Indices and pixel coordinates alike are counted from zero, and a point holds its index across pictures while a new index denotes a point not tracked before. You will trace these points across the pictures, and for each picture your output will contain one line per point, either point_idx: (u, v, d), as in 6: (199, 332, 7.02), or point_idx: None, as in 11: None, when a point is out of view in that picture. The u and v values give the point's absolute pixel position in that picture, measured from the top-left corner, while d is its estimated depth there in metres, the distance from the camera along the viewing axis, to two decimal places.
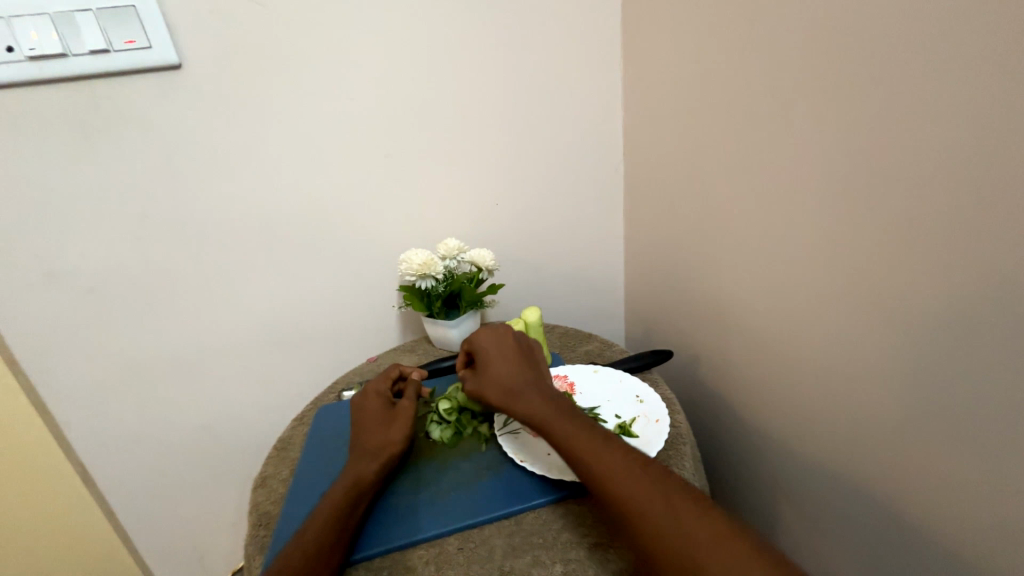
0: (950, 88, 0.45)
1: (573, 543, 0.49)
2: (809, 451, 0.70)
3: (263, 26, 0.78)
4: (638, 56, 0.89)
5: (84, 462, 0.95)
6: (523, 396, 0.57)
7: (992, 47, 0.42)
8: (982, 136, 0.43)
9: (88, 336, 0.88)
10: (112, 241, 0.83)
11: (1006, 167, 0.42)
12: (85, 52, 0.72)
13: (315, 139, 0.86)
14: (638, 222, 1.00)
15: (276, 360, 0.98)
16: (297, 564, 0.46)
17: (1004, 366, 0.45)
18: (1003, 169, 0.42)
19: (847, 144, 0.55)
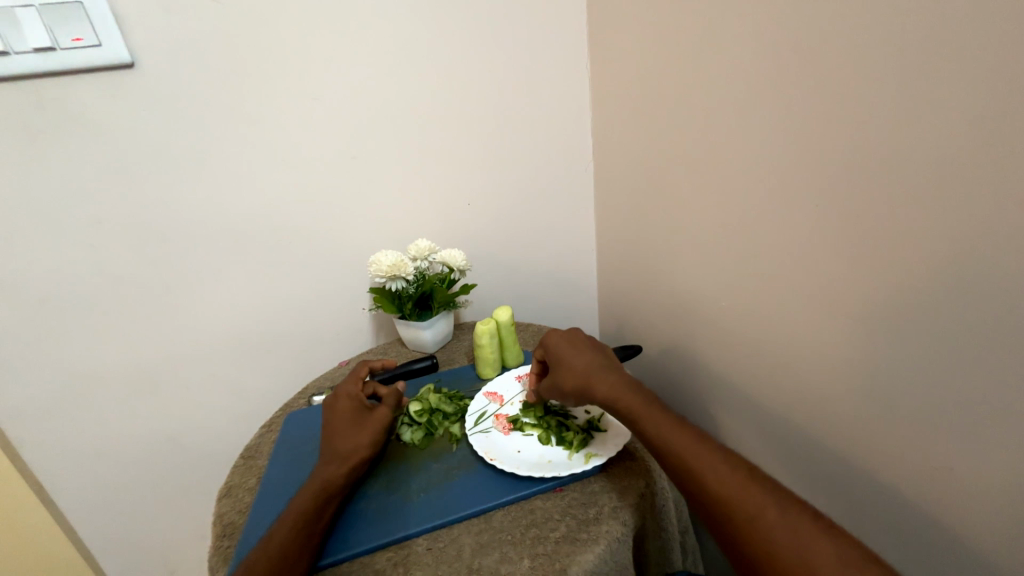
0: (879, 91, 0.46)
1: (542, 537, 0.50)
2: (766, 443, 0.71)
3: (223, 24, 0.76)
4: (603, 56, 0.90)
5: (39, 480, 0.90)
6: (604, 380, 0.58)
7: (915, 51, 0.43)
8: (908, 137, 0.44)
9: (41, 347, 0.84)
10: (65, 247, 0.80)
11: (930, 167, 0.43)
12: (29, 50, 0.69)
13: (281, 139, 0.84)
14: (608, 220, 1.02)
15: (245, 366, 0.96)
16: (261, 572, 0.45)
17: (933, 359, 0.47)
18: (928, 169, 0.43)
19: (790, 144, 0.56)
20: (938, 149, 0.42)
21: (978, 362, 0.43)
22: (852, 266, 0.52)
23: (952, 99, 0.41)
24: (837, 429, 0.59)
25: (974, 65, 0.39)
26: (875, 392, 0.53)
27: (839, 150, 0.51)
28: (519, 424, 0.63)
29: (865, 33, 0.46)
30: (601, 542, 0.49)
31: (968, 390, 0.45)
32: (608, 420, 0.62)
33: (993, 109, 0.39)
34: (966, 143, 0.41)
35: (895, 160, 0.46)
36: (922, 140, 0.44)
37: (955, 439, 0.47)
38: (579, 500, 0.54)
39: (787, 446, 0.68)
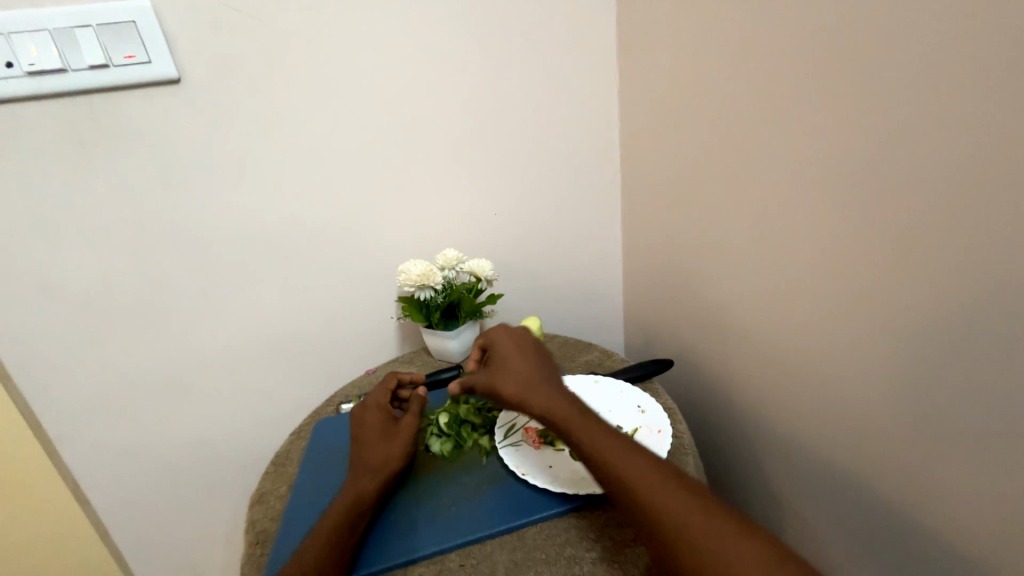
0: (953, 99, 0.45)
1: (577, 557, 0.48)
2: (812, 459, 0.69)
3: (263, 41, 0.79)
4: (633, 67, 0.90)
5: (79, 479, 0.93)
6: (540, 387, 0.56)
7: (994, 56, 0.42)
8: (989, 140, 0.43)
9: (86, 350, 0.87)
10: (111, 254, 0.83)
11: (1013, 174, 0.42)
12: (84, 67, 0.73)
13: (315, 150, 0.86)
14: (635, 231, 1.01)
15: (274, 372, 0.97)
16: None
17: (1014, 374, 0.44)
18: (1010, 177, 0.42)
19: (845, 153, 0.55)
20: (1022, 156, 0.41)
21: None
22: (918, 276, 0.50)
23: None
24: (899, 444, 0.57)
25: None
26: (947, 406, 0.52)
27: (902, 157, 0.50)
28: (550, 439, 0.61)
29: (934, 43, 0.46)
30: (640, 565, 0.47)
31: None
32: (642, 437, 0.61)
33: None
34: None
35: (974, 167, 0.45)
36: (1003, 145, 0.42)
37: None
38: (614, 520, 0.52)
39: (838, 463, 0.65)
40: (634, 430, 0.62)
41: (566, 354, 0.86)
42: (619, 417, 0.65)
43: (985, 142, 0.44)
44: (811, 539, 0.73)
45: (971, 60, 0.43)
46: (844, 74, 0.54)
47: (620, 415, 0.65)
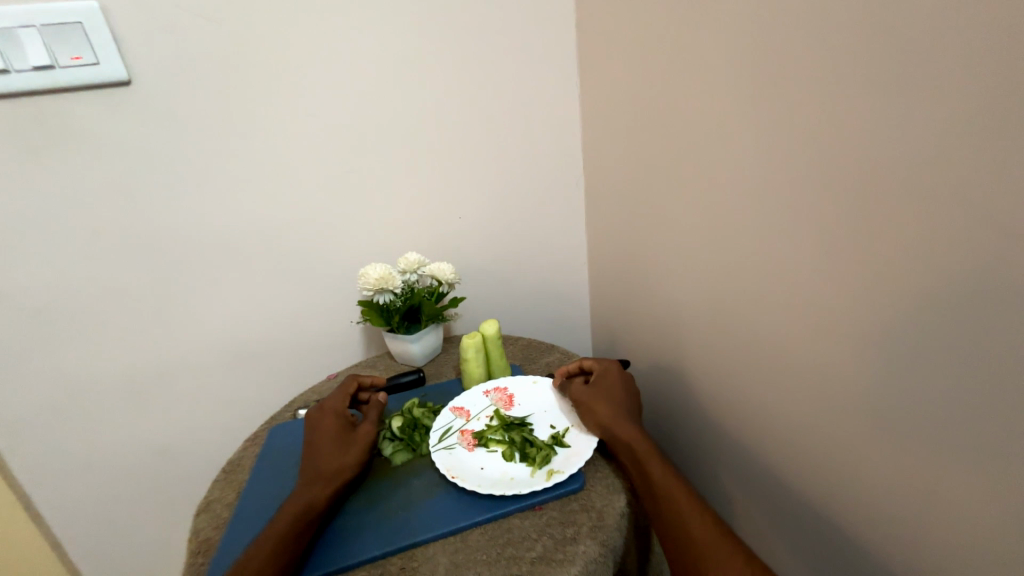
0: (855, 106, 0.47)
1: (517, 557, 0.49)
2: (757, 456, 0.71)
3: (221, 44, 0.78)
4: (592, 74, 0.92)
5: (28, 492, 0.90)
6: (627, 418, 0.61)
7: (892, 64, 0.43)
8: (891, 147, 0.45)
9: (33, 359, 0.84)
10: (60, 259, 0.81)
11: (907, 177, 0.44)
12: (28, 68, 0.71)
13: (275, 154, 0.85)
14: (598, 234, 1.03)
15: (236, 378, 0.96)
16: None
17: (930, 373, 0.46)
18: (909, 181, 0.44)
19: (772, 157, 0.57)
20: (916, 161, 0.43)
21: (986, 384, 0.42)
22: (842, 277, 0.52)
23: (941, 116, 0.41)
24: (829, 442, 0.58)
25: (964, 85, 0.39)
26: (866, 404, 0.52)
27: (821, 164, 0.51)
28: (484, 440, 0.62)
29: (839, 52, 0.47)
30: (577, 563, 0.48)
31: (978, 412, 0.43)
32: (573, 436, 0.63)
33: (997, 128, 0.38)
34: (961, 157, 0.40)
35: (879, 172, 0.46)
36: (904, 150, 0.44)
37: (946, 451, 0.46)
38: (557, 519, 0.53)
39: (780, 460, 0.67)
40: (565, 430, 0.64)
41: (528, 356, 0.87)
42: (554, 416, 0.66)
43: (887, 148, 0.45)
44: (761, 535, 0.74)
45: (872, 70, 0.45)
46: (771, 82, 0.55)
47: (554, 415, 0.67)
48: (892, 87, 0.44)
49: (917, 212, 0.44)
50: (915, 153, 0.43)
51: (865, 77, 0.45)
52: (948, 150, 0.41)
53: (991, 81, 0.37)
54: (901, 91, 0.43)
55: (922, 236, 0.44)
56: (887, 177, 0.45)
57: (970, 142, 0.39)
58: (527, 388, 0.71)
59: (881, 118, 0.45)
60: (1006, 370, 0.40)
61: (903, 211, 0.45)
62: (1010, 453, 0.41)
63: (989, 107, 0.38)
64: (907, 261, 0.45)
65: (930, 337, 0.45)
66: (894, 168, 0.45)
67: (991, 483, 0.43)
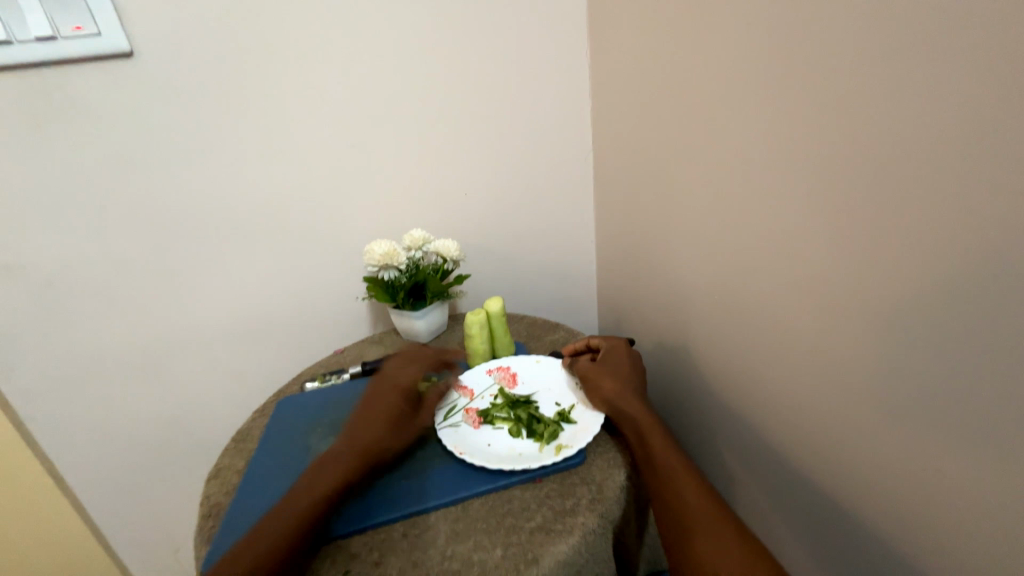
0: (870, 72, 0.44)
1: (516, 527, 0.50)
2: (760, 437, 0.70)
3: (221, 13, 0.76)
4: (602, 44, 0.88)
5: (52, 458, 0.94)
6: (633, 395, 0.61)
7: (911, 25, 0.40)
8: (903, 117, 0.42)
9: (50, 331, 0.86)
10: (72, 234, 0.82)
11: (920, 150, 0.41)
12: (31, 39, 0.70)
13: (279, 128, 0.84)
14: (606, 212, 1.01)
15: (246, 352, 0.98)
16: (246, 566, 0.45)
17: (934, 356, 0.44)
18: (921, 154, 0.41)
19: (783, 129, 0.54)
20: (926, 133, 0.40)
21: (989, 370, 0.40)
22: (849, 256, 0.50)
23: (959, 81, 0.38)
24: (831, 424, 0.57)
25: (983, 50, 0.36)
26: (868, 387, 0.51)
27: (832, 136, 0.49)
28: (489, 418, 0.63)
29: (855, 15, 0.44)
30: (575, 534, 0.49)
31: (981, 398, 0.41)
32: (579, 412, 0.63)
33: (1016, 96, 0.35)
34: (977, 128, 0.37)
35: (890, 144, 0.43)
36: (917, 120, 0.41)
37: (945, 437, 0.45)
38: (556, 491, 0.53)
39: (782, 441, 0.66)
40: (571, 407, 0.64)
41: (533, 334, 0.87)
42: (559, 394, 0.67)
43: (899, 118, 0.42)
44: (760, 514, 0.74)
45: (889, 32, 0.42)
46: (784, 48, 0.52)
47: (559, 392, 0.67)
48: (909, 51, 0.40)
49: (927, 187, 0.41)
50: (928, 123, 0.40)
51: (882, 40, 0.42)
52: (962, 121, 0.38)
53: (1011, 44, 0.34)
54: (918, 56, 0.40)
55: (931, 213, 0.41)
56: (898, 150, 0.43)
57: (984, 113, 0.37)
58: (531, 367, 0.72)
59: (895, 86, 0.42)
60: (1011, 357, 0.38)
61: (913, 186, 0.42)
62: (1012, 442, 0.40)
63: (1007, 74, 0.35)
64: (915, 239, 0.43)
65: (935, 320, 0.43)
66: (906, 140, 0.42)
67: (992, 472, 0.42)
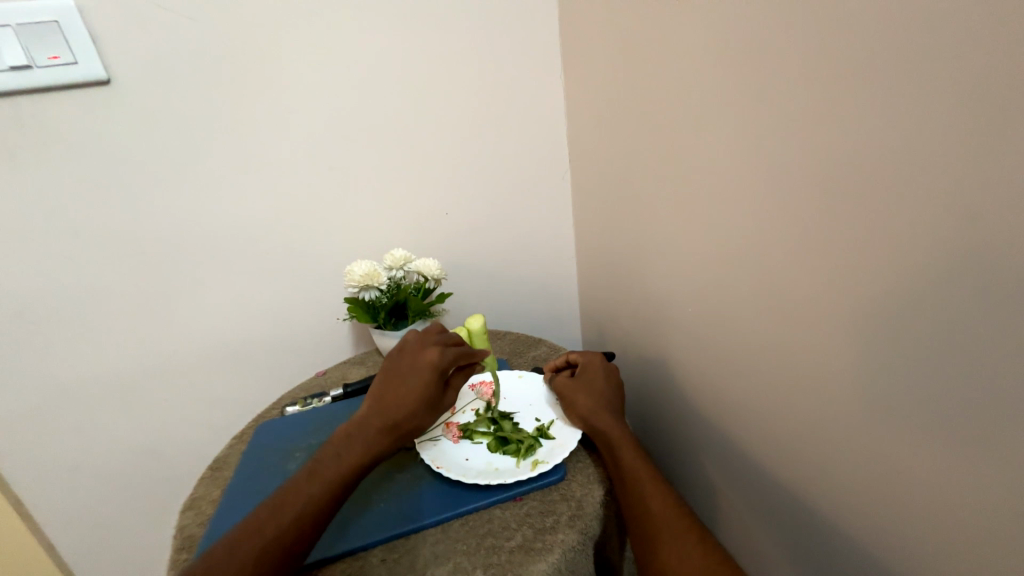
0: (825, 96, 0.48)
1: (496, 547, 0.50)
2: (740, 446, 0.71)
3: (201, 43, 0.78)
4: (576, 69, 0.92)
5: (18, 494, 0.90)
6: (608, 410, 0.62)
7: (857, 55, 0.44)
8: (857, 136, 0.45)
9: (19, 361, 0.84)
10: (44, 261, 0.81)
11: (872, 167, 0.45)
12: (5, 68, 0.70)
13: (260, 152, 0.85)
14: (585, 228, 1.03)
15: (225, 376, 0.96)
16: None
17: (898, 359, 0.47)
18: (874, 170, 0.45)
19: (750, 149, 0.58)
20: (880, 152, 0.43)
21: (948, 372, 0.43)
22: (816, 266, 0.52)
23: (901, 106, 0.41)
24: (806, 430, 0.59)
25: (922, 77, 0.39)
26: (839, 392, 0.53)
27: (797, 154, 0.52)
28: (469, 433, 0.64)
29: (808, 45, 0.48)
30: (555, 551, 0.49)
31: (942, 400, 0.44)
32: (557, 427, 0.63)
33: (950, 118, 0.38)
34: (920, 147, 0.41)
35: (848, 162, 0.47)
36: (869, 139, 0.44)
37: (912, 439, 0.47)
38: (538, 509, 0.54)
39: (761, 449, 0.67)
40: (550, 422, 0.65)
41: (515, 350, 0.88)
42: (539, 409, 0.67)
43: (854, 138, 0.46)
44: (744, 523, 0.75)
45: (838, 62, 0.45)
46: (749, 74, 0.56)
47: (540, 407, 0.67)
48: (857, 78, 0.44)
49: (880, 201, 0.45)
50: (878, 142, 0.44)
51: (833, 68, 0.46)
52: (906, 142, 0.41)
53: (947, 72, 0.38)
54: (864, 82, 0.44)
55: (885, 224, 0.44)
56: (853, 167, 0.46)
57: (928, 134, 0.40)
58: (513, 382, 0.72)
59: (848, 109, 0.46)
60: (967, 359, 0.41)
61: (869, 200, 0.46)
62: (974, 441, 0.42)
63: (944, 100, 0.38)
64: (874, 249, 0.46)
65: (896, 324, 0.46)
66: (860, 158, 0.45)
67: (956, 471, 0.44)
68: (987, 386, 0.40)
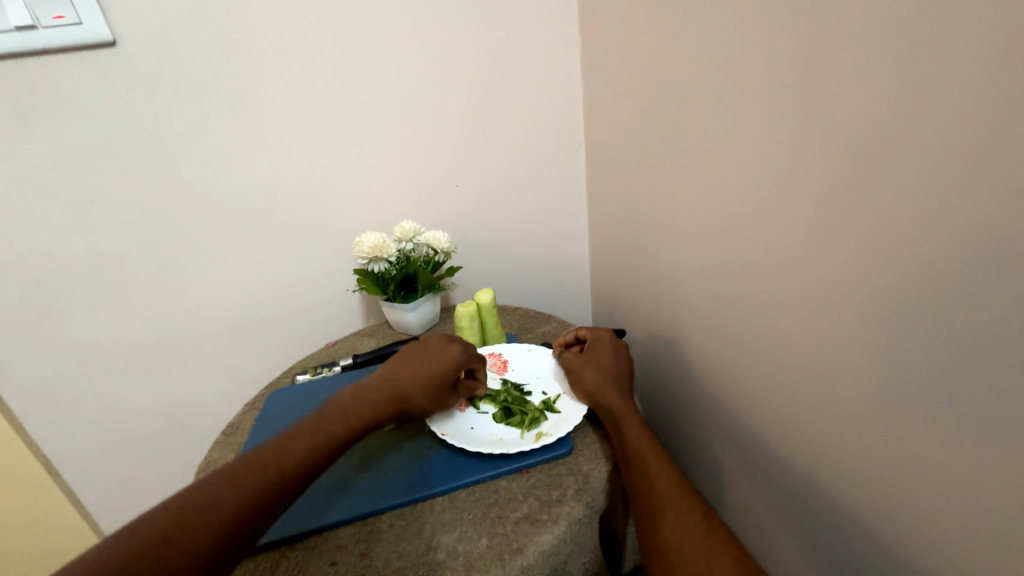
0: (851, 60, 0.43)
1: (501, 518, 0.50)
2: (748, 428, 0.70)
3: (204, 2, 0.75)
4: (593, 33, 0.87)
5: (46, 451, 0.95)
6: (615, 387, 0.61)
7: (890, 13, 0.39)
8: (883, 107, 0.41)
9: (40, 326, 0.86)
10: (58, 228, 0.81)
11: (898, 140, 0.41)
12: (10, 29, 0.69)
13: (267, 119, 0.83)
14: (599, 203, 1.00)
15: (237, 345, 0.97)
16: (178, 548, 0.40)
17: (914, 349, 0.44)
18: (899, 145, 0.41)
19: (769, 120, 0.54)
20: (908, 123, 0.40)
21: (968, 362, 0.40)
22: (833, 246, 0.49)
23: (936, 71, 0.37)
24: (816, 415, 0.57)
25: (966, 38, 0.35)
26: (852, 378, 0.51)
27: (818, 126, 0.48)
28: (475, 402, 0.64)
29: (835, 2, 0.43)
30: (560, 524, 0.49)
31: (960, 392, 0.41)
32: (563, 402, 0.63)
33: (990, 86, 0.34)
34: (952, 119, 0.37)
35: (872, 135, 0.43)
36: (897, 109, 0.40)
37: (923, 425, 0.45)
38: (543, 482, 0.54)
39: (769, 432, 0.66)
40: (556, 397, 0.64)
41: (524, 326, 0.87)
42: (546, 383, 0.67)
43: (880, 107, 0.41)
44: (747, 503, 0.75)
45: (868, 23, 0.41)
46: (771, 36, 0.51)
47: (546, 382, 0.67)
48: (889, 40, 0.40)
49: (905, 178, 0.41)
50: (906, 113, 0.40)
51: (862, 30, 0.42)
52: (937, 113, 0.37)
53: (981, 31, 0.34)
54: (896, 44, 0.39)
55: (910, 203, 0.41)
56: (875, 141, 0.43)
57: (951, 99, 0.36)
58: (522, 356, 0.72)
59: (875, 75, 0.41)
60: (992, 350, 0.38)
61: (891, 177, 0.42)
62: (992, 434, 0.40)
63: (985, 65, 0.34)
64: (894, 231, 0.43)
65: (914, 310, 0.43)
66: (883, 130, 0.42)
67: (971, 463, 0.42)
68: (1010, 380, 0.37)
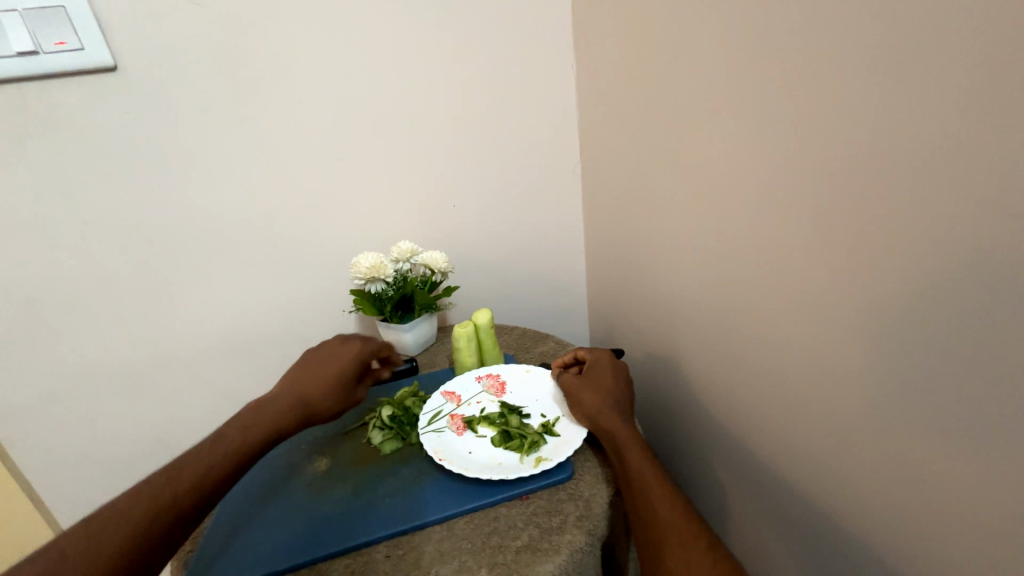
0: (843, 86, 0.45)
1: (501, 547, 0.49)
2: (749, 449, 0.70)
3: (207, 29, 0.77)
4: (588, 59, 0.89)
5: (28, 477, 0.92)
6: (614, 409, 0.60)
7: (880, 43, 0.41)
8: (877, 131, 0.43)
9: (27, 347, 0.84)
10: (50, 249, 0.81)
11: (892, 162, 0.42)
12: (13, 54, 0.70)
13: (266, 141, 0.84)
14: (594, 222, 1.01)
15: (229, 367, 0.96)
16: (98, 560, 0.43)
17: (914, 368, 0.44)
18: (894, 167, 0.42)
19: (763, 142, 0.55)
20: (902, 147, 0.41)
21: (968, 381, 0.40)
22: (830, 266, 0.50)
23: (926, 97, 0.39)
24: (816, 435, 0.57)
25: (954, 66, 0.36)
26: (853, 398, 0.51)
27: (812, 148, 0.49)
28: (473, 425, 0.63)
29: (826, 31, 0.45)
30: (562, 553, 0.48)
31: (962, 411, 0.41)
32: (563, 424, 0.62)
33: (979, 112, 0.36)
34: (944, 142, 0.38)
35: (866, 157, 0.44)
36: (890, 133, 0.42)
37: (925, 445, 0.45)
38: (545, 509, 0.53)
39: (770, 452, 0.65)
40: (556, 419, 0.64)
41: (522, 345, 0.86)
42: (545, 406, 0.66)
43: (874, 131, 0.43)
44: (750, 525, 0.73)
45: (858, 52, 0.43)
46: (763, 63, 0.53)
47: (546, 404, 0.66)
48: (880, 68, 0.41)
49: (900, 199, 0.42)
50: (899, 137, 0.41)
51: (854, 59, 0.43)
52: (930, 137, 0.39)
53: (969, 63, 0.36)
54: (886, 72, 0.41)
55: (905, 223, 0.42)
56: (869, 163, 0.44)
57: (941, 126, 0.38)
58: (521, 377, 0.71)
59: (869, 101, 0.43)
60: (992, 368, 0.38)
61: (886, 198, 0.43)
62: (996, 453, 0.39)
63: (973, 93, 0.36)
64: (891, 250, 0.44)
65: (912, 329, 0.44)
66: (877, 153, 0.43)
67: (975, 483, 0.42)
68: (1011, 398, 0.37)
